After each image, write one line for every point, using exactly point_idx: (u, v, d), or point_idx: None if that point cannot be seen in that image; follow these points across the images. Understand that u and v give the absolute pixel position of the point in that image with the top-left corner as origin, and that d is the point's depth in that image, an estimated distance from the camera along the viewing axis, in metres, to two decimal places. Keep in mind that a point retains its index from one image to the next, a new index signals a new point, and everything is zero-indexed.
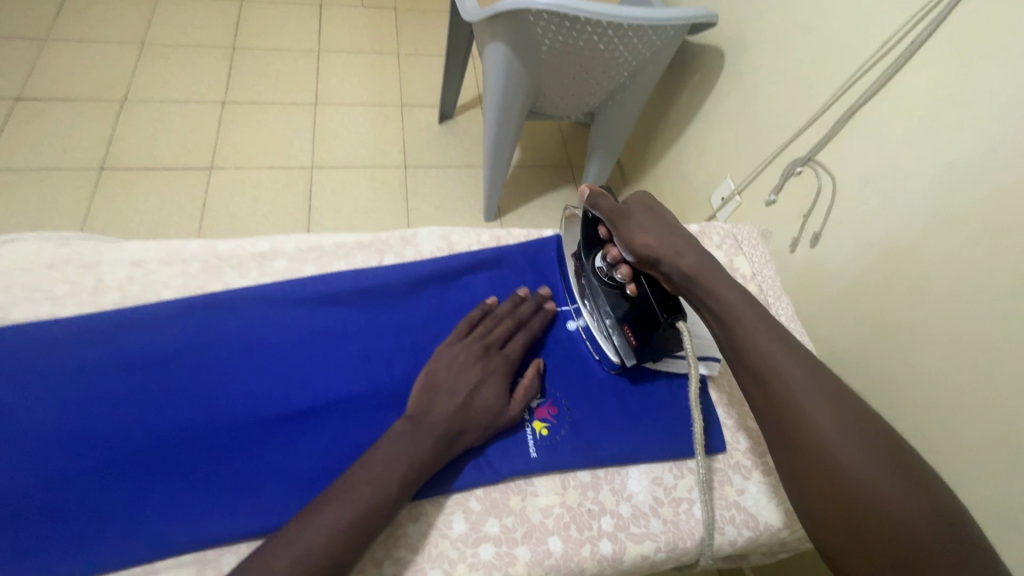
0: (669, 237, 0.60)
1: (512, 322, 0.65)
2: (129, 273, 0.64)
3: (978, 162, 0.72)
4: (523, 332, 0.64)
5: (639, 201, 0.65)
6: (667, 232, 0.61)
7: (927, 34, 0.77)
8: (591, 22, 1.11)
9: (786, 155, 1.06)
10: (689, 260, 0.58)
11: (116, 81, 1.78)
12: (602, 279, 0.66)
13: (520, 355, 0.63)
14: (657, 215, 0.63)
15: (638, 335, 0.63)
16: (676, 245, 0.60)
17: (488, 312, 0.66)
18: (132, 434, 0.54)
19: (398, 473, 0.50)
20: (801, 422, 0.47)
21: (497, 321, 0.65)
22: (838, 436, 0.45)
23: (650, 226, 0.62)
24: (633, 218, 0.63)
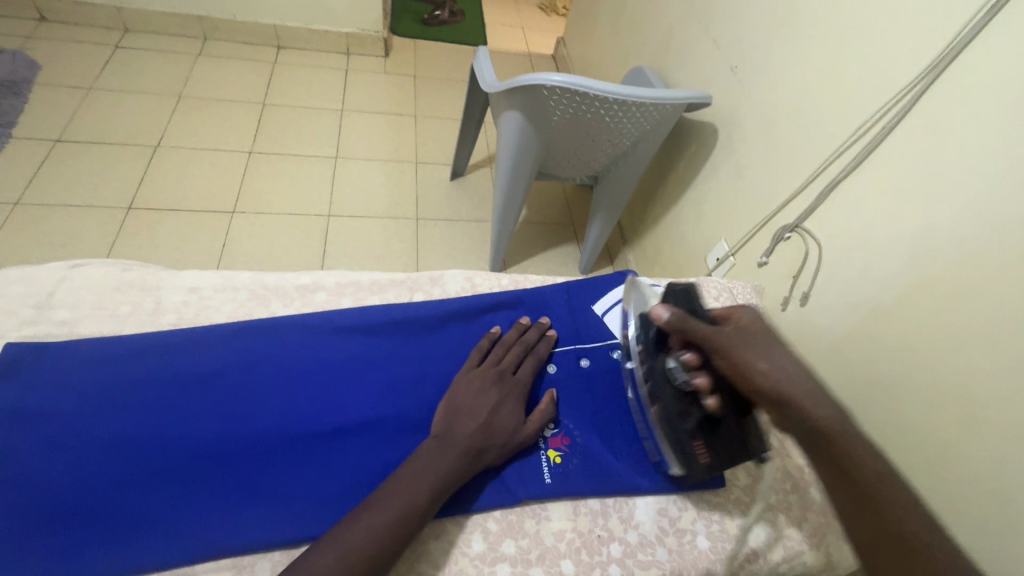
0: (797, 375, 0.55)
1: (520, 348, 0.71)
2: (185, 298, 0.70)
3: (946, 233, 0.81)
4: (531, 358, 0.71)
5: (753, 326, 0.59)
6: (795, 371, 0.56)
7: (896, 120, 0.89)
8: (598, 99, 1.25)
9: (774, 222, 1.16)
10: (823, 403, 0.54)
11: (152, 128, 1.91)
12: (673, 390, 0.63)
13: (531, 378, 0.69)
14: (777, 347, 0.58)
15: (711, 454, 0.62)
16: (804, 386, 0.55)
17: (494, 341, 0.73)
18: (177, 443, 0.59)
19: (426, 482, 0.54)
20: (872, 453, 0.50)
21: (506, 348, 0.71)
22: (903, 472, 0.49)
23: (776, 362, 0.56)
24: (750, 346, 0.58)
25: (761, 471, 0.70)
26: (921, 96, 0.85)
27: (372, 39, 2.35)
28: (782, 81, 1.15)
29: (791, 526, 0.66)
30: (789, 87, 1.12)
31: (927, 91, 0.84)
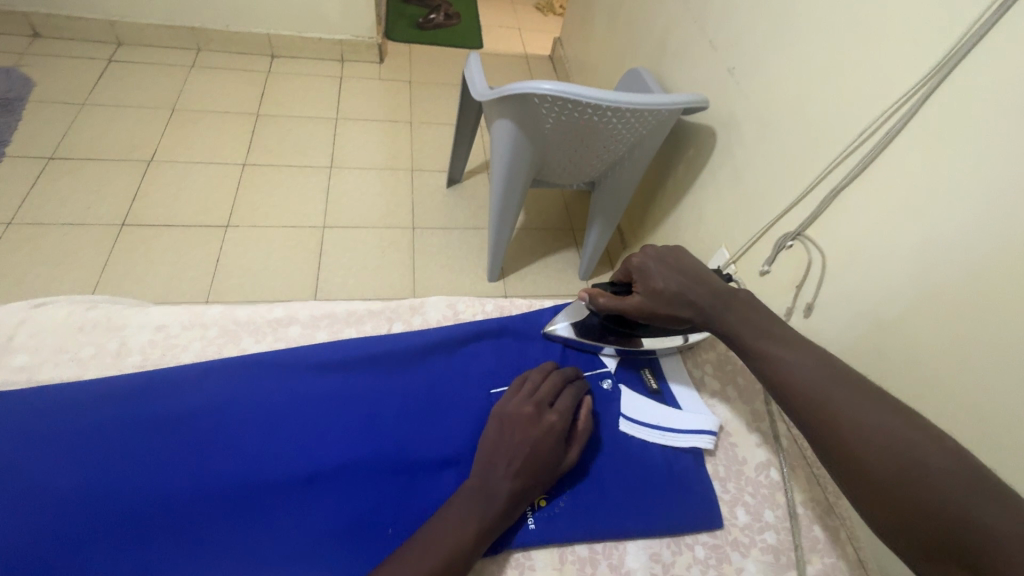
0: (687, 287, 0.69)
1: (558, 380, 0.68)
2: (152, 337, 0.67)
3: (954, 244, 0.76)
4: (570, 390, 0.67)
5: (642, 270, 0.72)
6: (686, 284, 0.69)
7: (899, 125, 0.84)
8: (591, 105, 1.21)
9: (776, 229, 1.11)
10: (707, 300, 0.68)
11: (146, 142, 1.90)
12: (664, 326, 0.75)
13: (571, 410, 0.66)
14: (668, 270, 0.71)
15: None
16: (696, 293, 0.69)
17: (535, 371, 0.70)
18: (138, 497, 0.56)
19: (469, 527, 0.55)
20: (858, 439, 0.53)
21: (544, 377, 0.69)
22: (887, 441, 0.51)
23: (671, 286, 0.70)
24: (653, 287, 0.71)
25: (762, 508, 0.66)
26: (927, 98, 0.80)
27: (366, 45, 2.32)
28: (781, 82, 1.10)
29: (793, 570, 0.62)
30: (788, 89, 1.08)
31: (934, 93, 0.79)
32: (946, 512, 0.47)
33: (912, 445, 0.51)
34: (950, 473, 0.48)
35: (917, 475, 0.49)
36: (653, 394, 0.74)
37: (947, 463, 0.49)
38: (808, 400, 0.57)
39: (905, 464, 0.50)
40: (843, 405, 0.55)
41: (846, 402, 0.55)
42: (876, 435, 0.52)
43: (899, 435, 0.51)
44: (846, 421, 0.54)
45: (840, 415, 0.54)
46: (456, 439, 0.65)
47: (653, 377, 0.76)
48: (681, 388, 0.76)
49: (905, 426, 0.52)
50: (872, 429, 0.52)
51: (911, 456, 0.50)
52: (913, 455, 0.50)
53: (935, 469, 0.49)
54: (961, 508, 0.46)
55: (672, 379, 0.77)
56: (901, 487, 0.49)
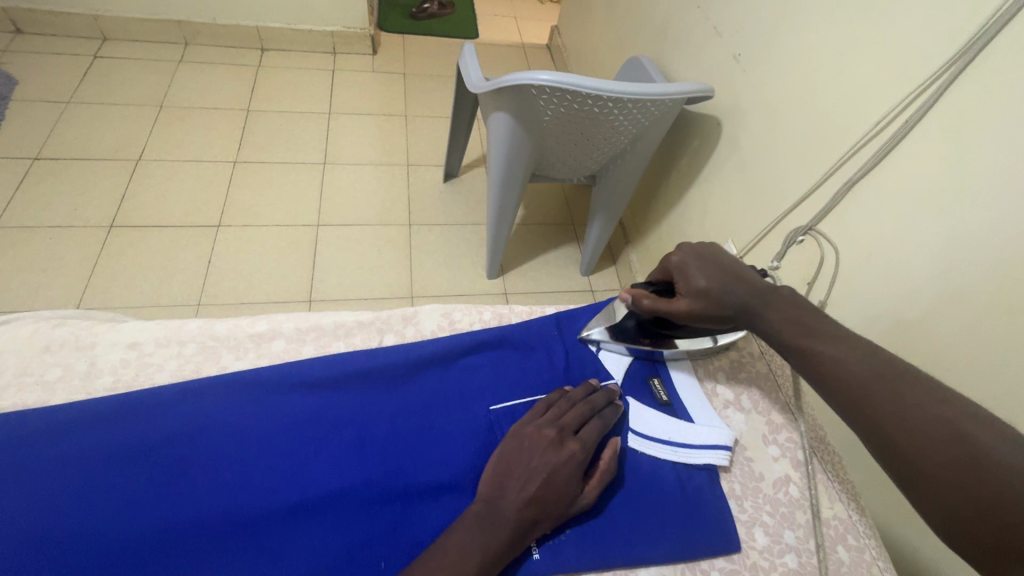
0: (731, 285, 0.63)
1: (586, 408, 0.64)
2: (124, 355, 0.66)
3: (979, 240, 0.71)
4: (597, 420, 0.63)
5: (682, 267, 0.66)
6: (730, 281, 0.63)
7: (918, 114, 0.78)
8: (591, 97, 1.15)
9: (786, 224, 1.06)
10: (754, 299, 0.61)
11: (133, 141, 1.83)
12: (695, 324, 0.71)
13: (595, 443, 0.61)
14: (709, 266, 0.65)
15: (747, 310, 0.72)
16: (741, 291, 0.62)
17: (561, 394, 0.66)
18: (112, 533, 0.53)
19: (470, 560, 0.51)
20: (907, 436, 0.47)
21: (571, 403, 0.64)
22: (931, 427, 0.46)
23: (713, 284, 0.63)
24: (694, 285, 0.64)
25: (782, 529, 0.62)
26: (949, 86, 0.75)
27: (359, 37, 2.25)
28: (788, 70, 1.04)
29: None
30: (796, 76, 1.02)
31: (957, 80, 0.74)
32: (1012, 515, 0.41)
33: (968, 439, 0.45)
34: (1013, 470, 0.42)
35: (975, 475, 0.43)
36: (664, 406, 0.70)
37: (1010, 457, 0.43)
38: (848, 395, 0.51)
39: (960, 461, 0.44)
40: (887, 399, 0.49)
41: (889, 393, 0.49)
42: (925, 430, 0.46)
43: (953, 429, 0.46)
44: (890, 415, 0.49)
45: (884, 411, 0.49)
46: (452, 462, 0.61)
47: (662, 387, 0.72)
48: (694, 397, 0.71)
49: (957, 417, 0.46)
50: (921, 424, 0.47)
51: (967, 453, 0.44)
52: (971, 452, 0.44)
53: (998, 466, 0.43)
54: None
55: (684, 388, 0.72)
56: (954, 486, 0.44)
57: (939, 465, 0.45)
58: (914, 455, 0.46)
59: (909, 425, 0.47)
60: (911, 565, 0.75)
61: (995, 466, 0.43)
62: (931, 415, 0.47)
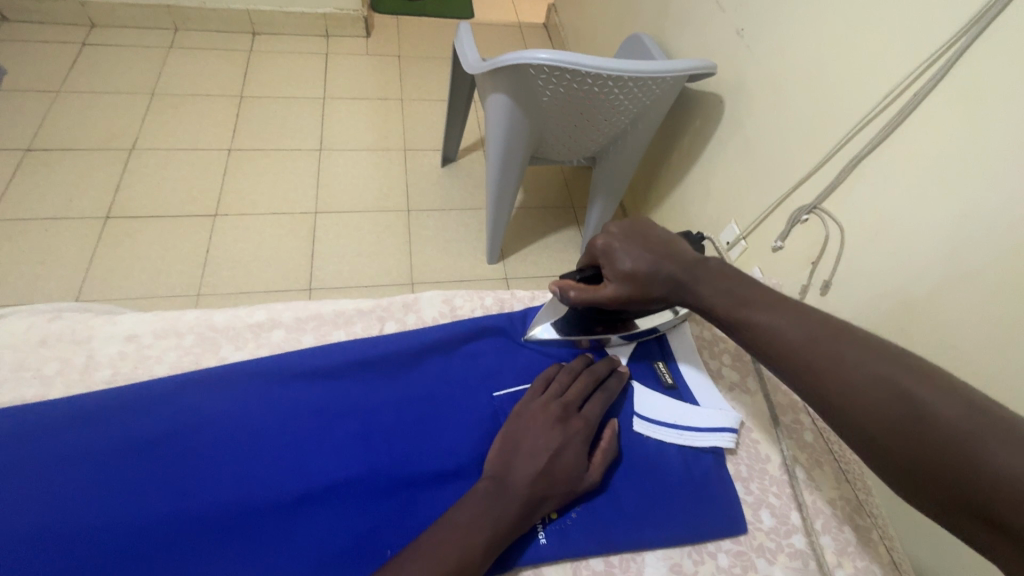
0: (655, 264, 0.62)
1: (589, 381, 0.64)
2: (122, 348, 0.65)
3: (990, 217, 0.70)
4: (601, 395, 0.64)
5: (605, 250, 0.65)
6: (655, 260, 0.62)
7: (927, 87, 0.76)
8: (591, 75, 1.13)
9: (790, 203, 1.04)
10: (681, 278, 0.60)
11: (125, 130, 1.80)
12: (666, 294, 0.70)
13: (599, 418, 0.62)
14: (636, 244, 0.64)
15: None
16: (664, 270, 0.61)
17: (561, 368, 0.67)
18: (116, 527, 0.53)
19: (480, 537, 0.50)
20: (850, 401, 0.46)
21: (573, 377, 0.65)
22: (879, 385, 0.45)
23: (637, 263, 0.62)
24: (619, 266, 0.63)
25: (788, 510, 0.62)
26: (961, 56, 0.72)
27: (352, 19, 2.20)
28: (792, 44, 1.02)
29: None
30: (802, 50, 0.99)
31: (969, 50, 0.71)
32: (959, 467, 0.40)
33: (910, 395, 0.44)
34: (966, 431, 0.41)
35: (920, 430, 0.43)
36: (669, 389, 0.69)
37: (953, 410, 0.42)
38: (795, 367, 0.50)
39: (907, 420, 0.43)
40: (836, 363, 0.48)
41: (833, 356, 0.48)
42: (873, 395, 0.45)
43: (893, 387, 0.45)
44: (835, 378, 0.47)
45: (829, 374, 0.48)
46: (457, 449, 0.61)
47: (668, 370, 0.71)
48: (699, 379, 0.71)
49: (893, 371, 0.45)
50: (864, 386, 0.46)
51: (910, 411, 0.43)
52: (913, 408, 0.43)
53: (941, 418, 0.42)
54: (979, 461, 0.40)
55: (689, 370, 0.72)
56: (911, 447, 0.43)
57: (888, 425, 0.44)
58: (868, 419, 0.45)
59: (858, 382, 0.46)
60: (917, 544, 0.74)
61: (941, 422, 0.42)
62: (874, 375, 0.46)
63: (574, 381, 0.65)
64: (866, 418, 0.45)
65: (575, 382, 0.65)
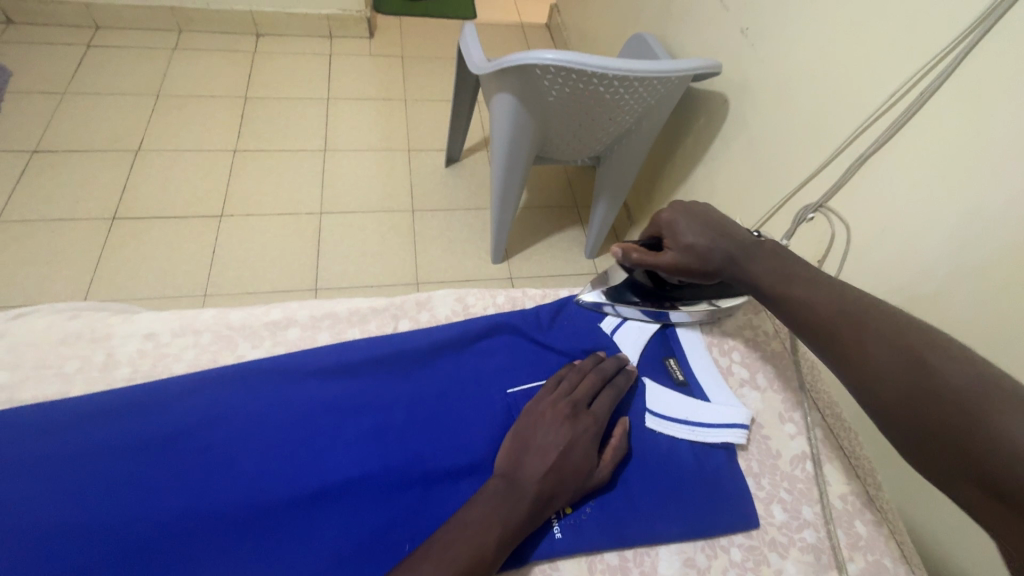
0: (716, 237, 0.64)
1: (598, 379, 0.65)
2: (140, 346, 0.66)
3: (998, 215, 0.70)
4: (609, 391, 0.64)
5: (670, 220, 0.66)
6: (716, 235, 0.64)
7: (934, 86, 0.76)
8: (597, 75, 1.13)
9: (796, 201, 1.05)
10: (738, 253, 0.63)
11: (131, 131, 1.81)
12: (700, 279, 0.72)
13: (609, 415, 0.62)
14: (700, 216, 0.66)
15: None
16: (722, 244, 0.64)
17: (571, 367, 0.68)
18: (136, 526, 0.53)
19: (493, 534, 0.51)
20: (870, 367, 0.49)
21: (582, 375, 0.66)
22: (895, 355, 0.48)
23: (699, 235, 0.64)
24: (682, 236, 0.65)
25: (800, 505, 0.63)
26: (968, 54, 0.72)
27: (355, 20, 2.20)
28: (797, 43, 1.02)
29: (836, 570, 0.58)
30: (808, 48, 1.00)
31: (975, 48, 0.71)
32: (964, 434, 0.42)
33: (924, 365, 0.46)
34: (972, 401, 0.43)
35: (928, 395, 0.45)
36: (680, 386, 0.70)
37: (964, 380, 0.44)
38: (821, 336, 0.54)
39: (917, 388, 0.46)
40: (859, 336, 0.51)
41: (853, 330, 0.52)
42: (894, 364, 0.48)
43: (908, 357, 0.47)
44: (853, 349, 0.51)
45: (850, 345, 0.51)
46: (471, 447, 0.61)
47: (679, 367, 0.72)
48: (710, 376, 0.72)
49: (907, 343, 0.48)
50: (884, 356, 0.48)
51: (919, 377, 0.46)
52: (922, 377, 0.46)
53: (949, 386, 0.44)
54: (981, 430, 0.41)
55: (700, 368, 0.72)
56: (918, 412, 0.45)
57: (900, 390, 0.47)
58: (883, 383, 0.48)
59: (877, 351, 0.49)
60: (924, 538, 0.75)
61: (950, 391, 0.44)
62: (894, 346, 0.48)
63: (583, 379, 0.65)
64: (879, 383, 0.48)
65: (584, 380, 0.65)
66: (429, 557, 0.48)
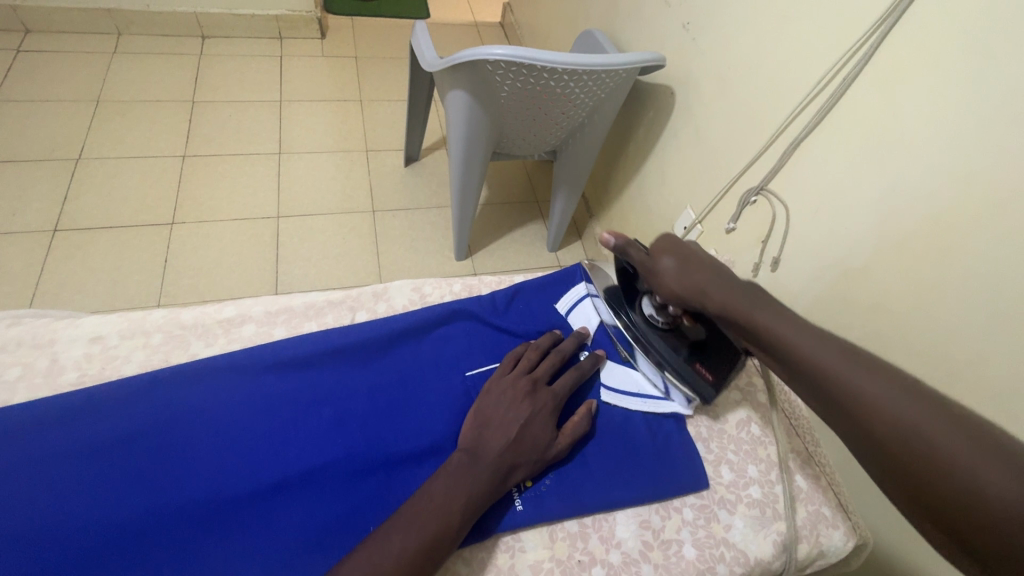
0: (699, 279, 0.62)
1: (555, 357, 0.67)
2: (87, 350, 0.65)
3: (915, 188, 0.76)
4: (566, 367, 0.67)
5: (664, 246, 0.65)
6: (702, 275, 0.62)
7: (855, 71, 0.82)
8: (546, 69, 1.16)
9: (739, 185, 1.10)
10: (719, 298, 0.60)
11: (71, 139, 1.73)
12: (653, 325, 0.68)
13: (566, 391, 0.65)
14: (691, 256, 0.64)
15: (713, 372, 0.66)
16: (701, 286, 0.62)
17: (528, 347, 0.70)
18: (91, 526, 0.52)
19: (456, 505, 0.53)
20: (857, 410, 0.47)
21: (540, 354, 0.68)
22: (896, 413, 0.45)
23: (685, 272, 0.63)
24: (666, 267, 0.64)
25: (745, 464, 0.67)
26: (883, 41, 0.78)
27: (305, 20, 2.17)
28: (734, 36, 1.08)
29: (780, 521, 0.63)
30: (744, 39, 1.05)
31: (889, 35, 0.77)
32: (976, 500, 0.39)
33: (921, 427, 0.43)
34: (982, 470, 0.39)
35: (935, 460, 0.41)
36: (632, 362, 0.73)
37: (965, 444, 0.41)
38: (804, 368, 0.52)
39: (911, 437, 0.43)
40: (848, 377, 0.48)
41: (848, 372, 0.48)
42: (896, 411, 0.45)
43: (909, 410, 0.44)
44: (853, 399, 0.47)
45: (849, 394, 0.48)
46: (433, 429, 0.63)
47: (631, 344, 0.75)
48: None
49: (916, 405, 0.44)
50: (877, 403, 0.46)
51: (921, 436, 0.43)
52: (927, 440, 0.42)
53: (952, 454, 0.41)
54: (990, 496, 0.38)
55: None
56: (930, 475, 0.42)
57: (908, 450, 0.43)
58: (874, 428, 0.45)
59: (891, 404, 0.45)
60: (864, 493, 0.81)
61: (938, 453, 0.41)
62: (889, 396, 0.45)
63: (541, 358, 0.68)
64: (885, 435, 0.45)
65: (541, 359, 0.68)
66: (391, 536, 0.49)
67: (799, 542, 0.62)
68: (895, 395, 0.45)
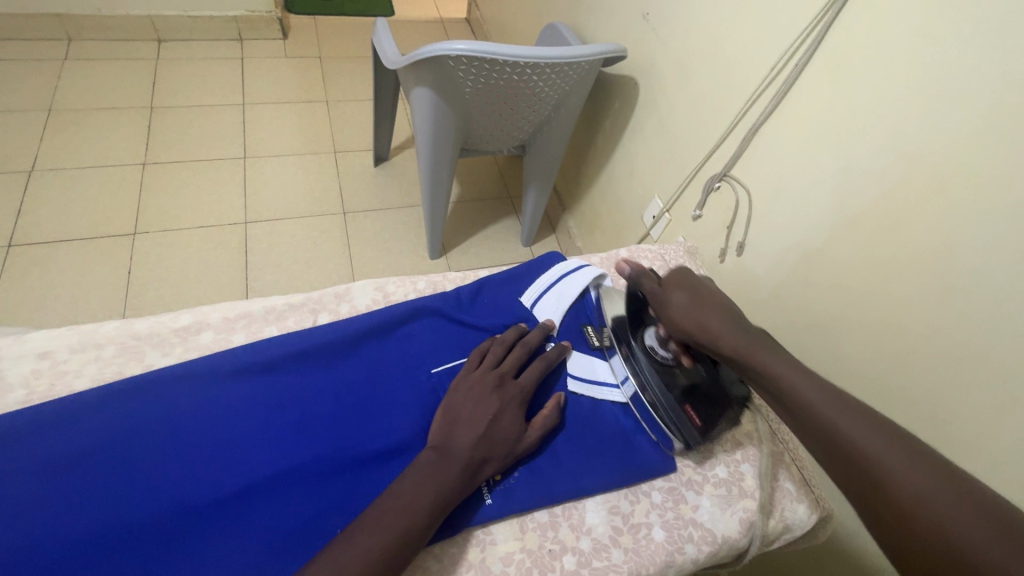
0: (706, 316, 0.61)
1: (522, 350, 0.68)
2: (35, 366, 0.62)
3: (867, 169, 0.78)
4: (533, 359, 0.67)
5: (677, 278, 0.66)
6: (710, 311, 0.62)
7: (806, 57, 0.84)
8: (508, 64, 1.15)
9: (703, 173, 1.12)
10: (727, 339, 0.59)
11: (22, 151, 1.67)
12: (652, 357, 0.67)
13: (534, 383, 0.65)
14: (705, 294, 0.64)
15: (702, 417, 0.65)
16: (709, 323, 0.61)
17: (495, 341, 0.70)
18: (43, 546, 0.50)
19: (426, 503, 0.52)
20: (863, 468, 0.46)
21: (506, 348, 0.68)
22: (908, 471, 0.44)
23: (692, 306, 0.63)
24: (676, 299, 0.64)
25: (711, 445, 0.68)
26: (831, 26, 0.80)
27: (265, 21, 2.12)
28: (691, 25, 1.09)
29: (746, 498, 0.64)
30: (701, 29, 1.06)
31: (836, 21, 0.79)
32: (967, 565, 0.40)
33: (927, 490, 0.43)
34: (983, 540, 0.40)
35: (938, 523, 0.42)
36: (596, 351, 0.74)
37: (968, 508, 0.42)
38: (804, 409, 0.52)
39: (912, 493, 0.44)
40: (857, 437, 0.48)
41: (855, 426, 0.48)
42: (894, 467, 0.45)
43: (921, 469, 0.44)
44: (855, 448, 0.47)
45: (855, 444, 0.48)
46: (400, 427, 0.63)
47: (595, 333, 0.75)
48: None
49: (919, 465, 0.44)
50: (887, 467, 0.45)
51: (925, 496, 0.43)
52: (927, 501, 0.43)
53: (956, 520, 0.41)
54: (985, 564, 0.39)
55: None
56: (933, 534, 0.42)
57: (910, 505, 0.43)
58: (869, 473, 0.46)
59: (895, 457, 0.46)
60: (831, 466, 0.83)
61: (925, 499, 0.43)
62: (902, 461, 0.45)
63: (508, 352, 0.68)
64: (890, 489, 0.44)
65: (508, 353, 0.68)
66: (359, 538, 0.49)
67: (764, 516, 0.63)
68: (885, 441, 0.47)
